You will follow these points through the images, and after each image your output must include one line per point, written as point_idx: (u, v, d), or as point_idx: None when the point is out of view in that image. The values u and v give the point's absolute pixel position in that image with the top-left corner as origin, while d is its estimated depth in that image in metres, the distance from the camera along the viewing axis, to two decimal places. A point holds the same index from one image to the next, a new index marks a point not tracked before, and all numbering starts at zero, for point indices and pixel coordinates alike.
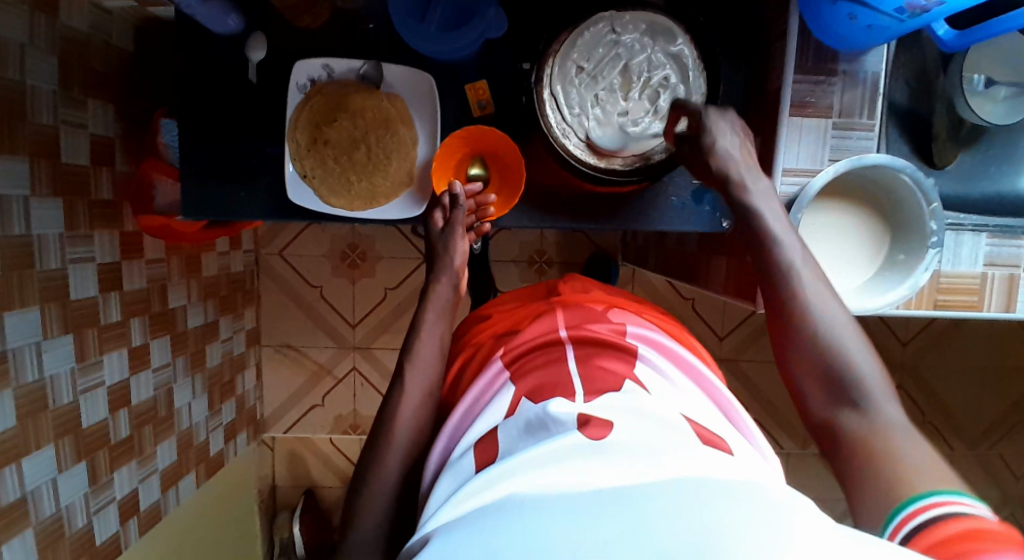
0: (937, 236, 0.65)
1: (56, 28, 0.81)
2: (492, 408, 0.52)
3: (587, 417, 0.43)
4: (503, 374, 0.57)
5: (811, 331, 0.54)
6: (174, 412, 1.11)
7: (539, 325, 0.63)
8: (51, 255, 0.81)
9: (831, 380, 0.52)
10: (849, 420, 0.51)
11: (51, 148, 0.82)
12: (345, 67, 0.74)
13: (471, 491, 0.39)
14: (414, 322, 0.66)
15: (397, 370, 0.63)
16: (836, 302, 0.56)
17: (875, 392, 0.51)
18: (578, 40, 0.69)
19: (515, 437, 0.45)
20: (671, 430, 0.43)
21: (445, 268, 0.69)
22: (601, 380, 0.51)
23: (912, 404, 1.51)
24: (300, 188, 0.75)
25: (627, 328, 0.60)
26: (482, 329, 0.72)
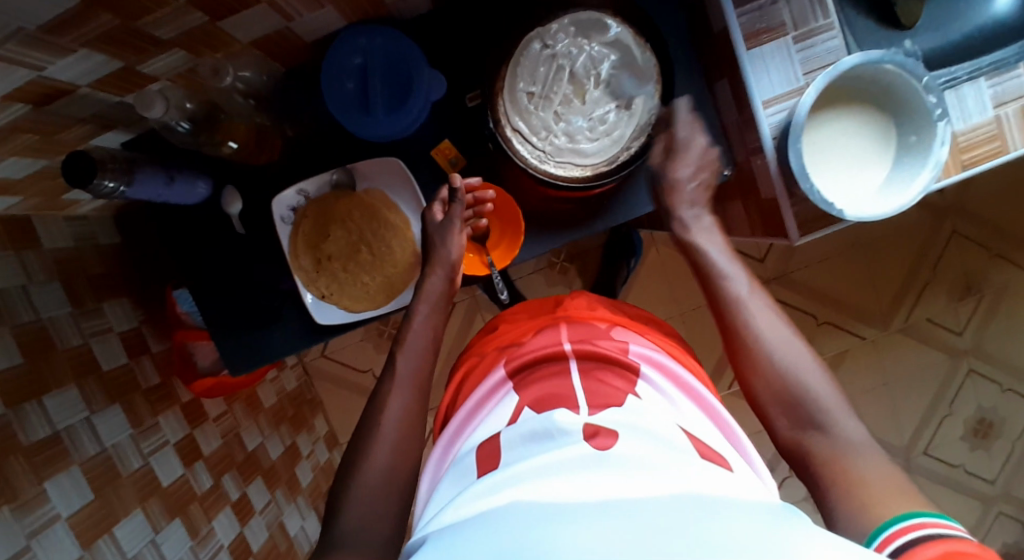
0: (940, 107, 0.62)
1: (47, 255, 0.84)
2: (497, 413, 0.59)
3: (595, 428, 0.49)
4: (507, 384, 0.63)
5: (768, 354, 0.62)
6: (292, 540, 1.15)
7: (544, 337, 0.67)
8: (131, 456, 0.85)
9: (790, 399, 0.60)
10: (814, 442, 0.57)
11: (90, 364, 0.85)
12: (318, 184, 0.74)
13: (476, 494, 0.44)
14: (408, 314, 0.72)
15: (391, 357, 0.70)
16: (784, 325, 0.65)
17: (831, 413, 0.58)
18: (518, 69, 0.69)
19: (519, 444, 0.50)
20: (676, 445, 0.48)
21: (440, 261, 0.72)
22: (603, 395, 0.56)
23: (973, 244, 1.46)
24: (324, 308, 0.76)
25: (630, 346, 0.65)
26: (489, 339, 0.77)
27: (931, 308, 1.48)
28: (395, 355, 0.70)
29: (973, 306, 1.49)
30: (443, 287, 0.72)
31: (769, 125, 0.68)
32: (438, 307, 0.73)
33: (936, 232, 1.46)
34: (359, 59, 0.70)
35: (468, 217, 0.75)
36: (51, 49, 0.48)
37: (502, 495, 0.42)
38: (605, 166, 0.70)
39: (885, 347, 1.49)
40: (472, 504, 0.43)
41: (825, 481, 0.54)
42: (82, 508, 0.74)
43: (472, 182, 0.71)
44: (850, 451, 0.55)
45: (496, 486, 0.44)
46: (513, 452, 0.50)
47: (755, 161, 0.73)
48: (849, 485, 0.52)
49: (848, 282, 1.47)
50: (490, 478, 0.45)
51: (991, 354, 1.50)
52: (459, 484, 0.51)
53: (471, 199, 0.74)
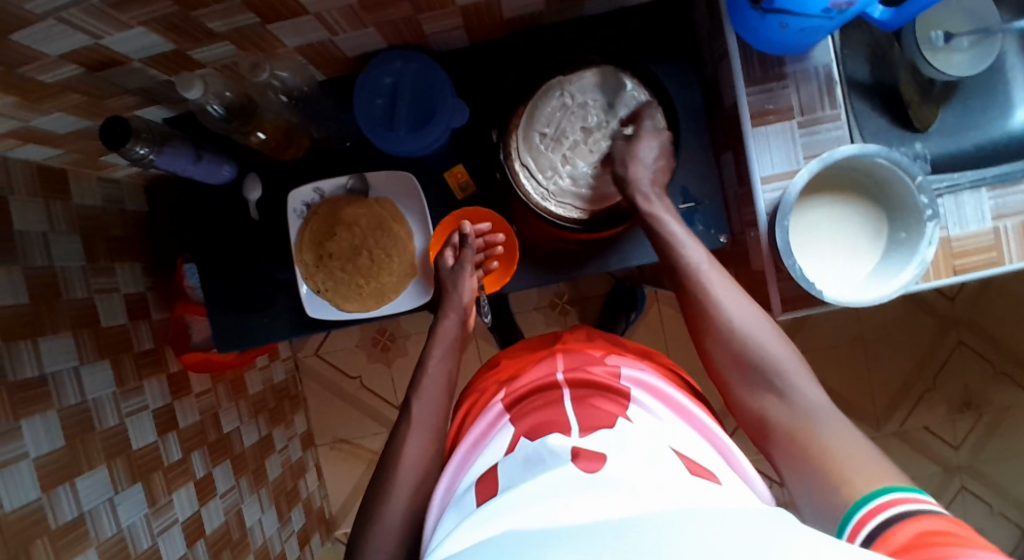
0: (931, 209, 0.64)
1: (73, 210, 0.90)
2: (493, 445, 0.61)
3: (578, 450, 0.51)
4: (504, 416, 0.65)
5: (726, 321, 0.63)
6: (247, 531, 1.14)
7: (542, 367, 0.71)
8: (108, 414, 0.88)
9: (753, 364, 0.60)
10: (775, 409, 0.58)
11: (90, 317, 0.89)
12: (333, 186, 0.79)
13: (473, 525, 0.45)
14: (422, 357, 0.74)
15: (405, 403, 0.72)
16: (741, 293, 0.65)
17: (790, 376, 0.59)
18: (535, 111, 0.73)
19: (517, 471, 0.52)
20: (662, 460, 0.50)
21: (453, 303, 0.77)
22: (596, 418, 0.58)
23: (978, 357, 1.44)
24: (316, 302, 0.79)
25: (622, 371, 0.67)
26: (492, 373, 0.79)
27: (929, 417, 1.45)
28: (410, 401, 0.72)
29: (973, 421, 1.45)
30: (455, 331, 0.76)
31: (765, 201, 0.71)
32: (452, 349, 0.76)
33: (941, 339, 1.44)
34: (390, 80, 0.75)
35: (479, 261, 0.80)
36: (114, 22, 0.53)
37: (498, 525, 0.44)
38: (602, 213, 0.74)
39: (878, 448, 1.45)
40: (470, 534, 0.45)
41: (786, 448, 0.56)
42: (50, 452, 0.77)
43: (481, 229, 0.76)
44: (809, 415, 0.56)
45: (492, 514, 0.46)
46: (510, 476, 0.52)
47: (748, 233, 0.75)
48: (810, 452, 0.54)
49: (846, 374, 1.45)
50: (490, 507, 0.48)
51: (986, 475, 1.46)
52: (461, 512, 0.53)
53: (481, 243, 0.79)
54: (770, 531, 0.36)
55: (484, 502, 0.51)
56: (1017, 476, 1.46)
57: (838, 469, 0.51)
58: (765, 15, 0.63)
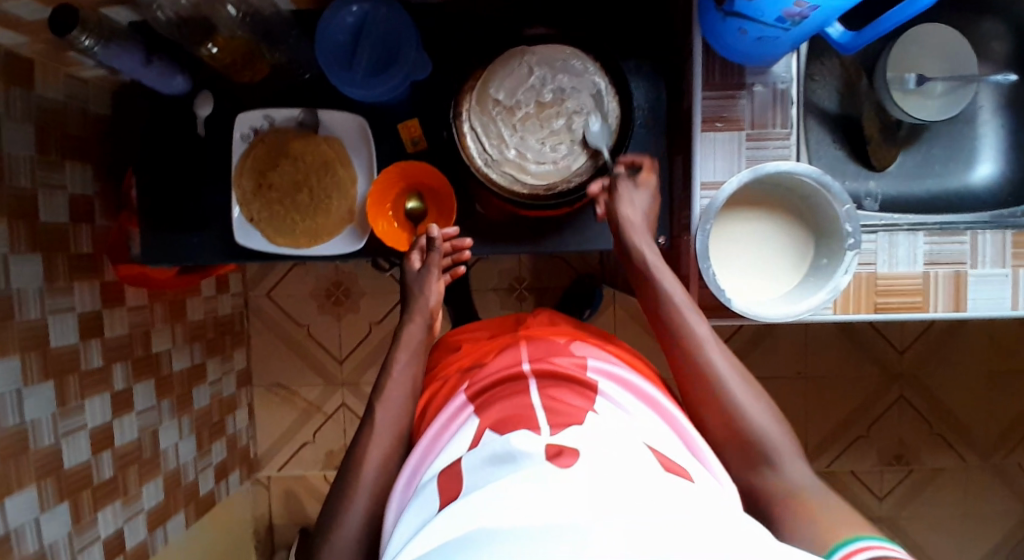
0: (854, 238, 0.65)
1: (31, 99, 0.89)
2: (457, 439, 0.57)
3: (558, 448, 0.48)
4: (468, 408, 0.61)
5: (724, 396, 0.61)
6: (160, 453, 1.14)
7: (507, 356, 0.68)
8: (30, 307, 0.87)
9: (752, 441, 0.59)
10: (766, 478, 0.58)
11: (28, 208, 0.89)
12: (284, 116, 0.78)
13: (441, 519, 0.43)
14: (387, 360, 0.69)
15: (368, 406, 0.67)
16: (738, 365, 0.64)
17: (782, 449, 0.59)
18: (492, 77, 0.73)
19: (479, 468, 0.49)
20: (634, 453, 0.48)
21: (419, 307, 0.74)
22: (563, 413, 0.54)
23: (916, 413, 1.46)
24: (247, 231, 0.79)
25: (589, 363, 0.65)
26: (450, 362, 0.77)
27: (858, 463, 1.46)
28: (372, 404, 0.67)
29: (900, 476, 1.47)
30: (422, 334, 0.73)
31: (700, 206, 0.71)
32: (418, 353, 0.72)
33: (885, 389, 1.45)
34: (353, 18, 0.73)
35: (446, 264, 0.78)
36: None
37: (462, 525, 0.41)
38: (542, 190, 0.73)
39: None
40: (430, 543, 0.40)
41: (772, 514, 0.56)
42: None
43: (446, 231, 0.74)
44: (801, 490, 0.56)
45: (459, 520, 0.42)
46: (474, 478, 0.48)
47: (682, 237, 0.75)
48: (799, 513, 0.53)
49: (786, 409, 1.45)
50: (448, 511, 0.43)
51: (904, 530, 1.48)
52: (424, 513, 0.48)
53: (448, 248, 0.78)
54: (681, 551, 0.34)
55: (444, 505, 0.47)
56: (930, 534, 1.48)
57: (815, 515, 0.52)
58: (725, 17, 0.63)
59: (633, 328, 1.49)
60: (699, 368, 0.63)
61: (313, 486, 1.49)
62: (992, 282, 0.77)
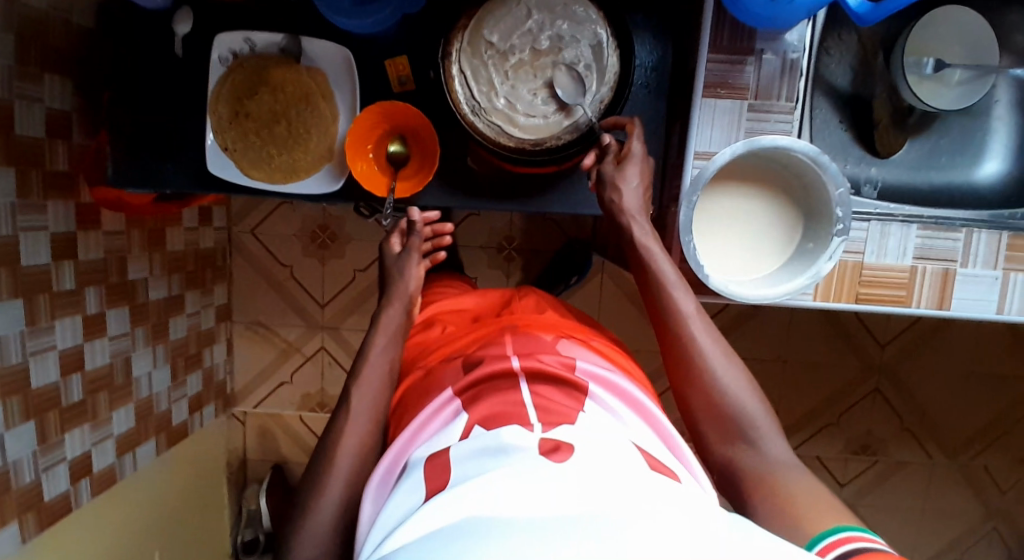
0: (843, 224, 0.63)
1: (13, 5, 0.85)
2: (443, 433, 0.52)
3: (554, 443, 0.45)
4: (453, 402, 0.56)
5: (704, 368, 0.60)
6: (133, 380, 1.14)
7: (493, 345, 0.64)
8: (2, 222, 0.85)
9: (730, 418, 0.59)
10: (744, 457, 0.57)
11: (3, 118, 0.85)
12: (266, 41, 0.74)
13: (426, 508, 0.40)
14: (364, 344, 0.68)
15: (343, 395, 0.64)
16: (723, 344, 0.63)
17: (763, 428, 0.58)
18: (486, 17, 0.68)
19: (467, 458, 0.46)
20: (624, 455, 0.45)
21: (399, 292, 0.73)
22: (552, 411, 0.51)
23: (890, 407, 1.47)
24: (221, 160, 0.76)
25: (577, 362, 0.60)
26: (428, 349, 0.72)
27: (826, 450, 1.48)
28: (348, 390, 0.65)
29: (865, 466, 1.49)
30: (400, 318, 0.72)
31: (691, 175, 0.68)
32: (394, 337, 0.71)
33: (862, 381, 1.45)
34: None
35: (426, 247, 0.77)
36: None
37: (453, 513, 0.38)
38: (529, 144, 0.70)
39: None
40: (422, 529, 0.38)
41: (747, 492, 0.55)
42: None
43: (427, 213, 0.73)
44: (777, 471, 0.55)
45: (450, 504, 0.39)
46: (461, 466, 0.45)
47: (669, 207, 0.72)
48: (772, 495, 0.53)
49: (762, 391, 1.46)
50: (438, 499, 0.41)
51: (863, 518, 1.51)
52: (410, 498, 0.46)
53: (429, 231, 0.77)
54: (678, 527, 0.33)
55: (429, 496, 0.44)
56: (888, 524, 1.52)
57: (789, 499, 0.51)
58: None
59: (619, 298, 1.48)
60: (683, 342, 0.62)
61: (288, 426, 1.50)
62: (979, 282, 0.75)
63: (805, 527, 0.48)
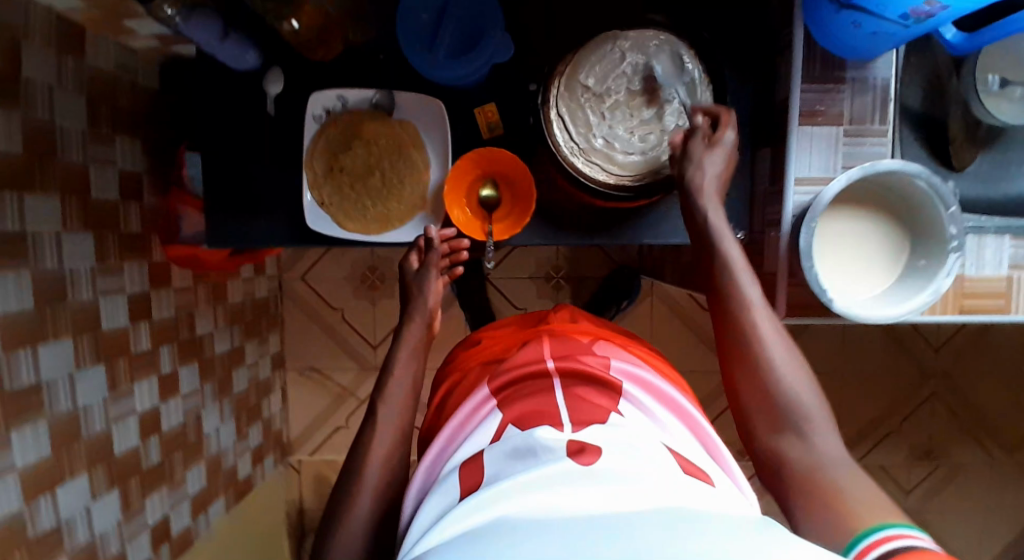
0: (958, 240, 0.63)
1: (82, 68, 0.85)
2: (480, 430, 0.56)
3: (579, 445, 0.47)
4: (489, 404, 0.59)
5: (762, 358, 0.60)
6: (203, 437, 1.13)
7: (528, 351, 0.66)
8: (83, 288, 0.85)
9: (781, 410, 0.59)
10: (793, 450, 0.57)
11: (81, 185, 0.85)
12: (358, 97, 0.75)
13: (466, 509, 0.42)
14: (387, 360, 0.70)
15: (368, 405, 0.67)
16: (783, 333, 0.62)
17: (816, 422, 0.58)
18: (581, 63, 0.71)
19: (503, 461, 0.48)
20: (655, 458, 0.47)
21: (418, 308, 0.73)
22: (586, 410, 0.54)
23: (948, 411, 1.46)
24: (318, 215, 0.76)
25: (613, 362, 0.62)
26: (470, 356, 0.77)
27: (888, 459, 1.47)
28: (374, 405, 0.67)
29: (928, 472, 1.48)
30: (421, 334, 0.72)
31: (794, 202, 0.69)
32: (417, 352, 0.71)
33: (918, 387, 1.45)
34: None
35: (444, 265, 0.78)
36: None
37: (482, 515, 0.41)
38: (629, 180, 0.71)
39: None
40: (451, 530, 0.41)
41: (792, 487, 0.56)
42: (19, 313, 0.73)
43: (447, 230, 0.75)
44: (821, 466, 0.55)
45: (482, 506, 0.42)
46: (497, 469, 0.48)
47: (767, 233, 0.73)
48: (817, 491, 0.53)
49: None
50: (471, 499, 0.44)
51: (933, 526, 1.49)
52: (445, 498, 0.48)
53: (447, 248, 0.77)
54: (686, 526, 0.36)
55: (466, 494, 0.47)
56: (957, 531, 1.50)
57: (836, 496, 0.52)
58: (840, 10, 0.60)
59: (671, 319, 1.48)
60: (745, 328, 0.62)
61: None
62: None
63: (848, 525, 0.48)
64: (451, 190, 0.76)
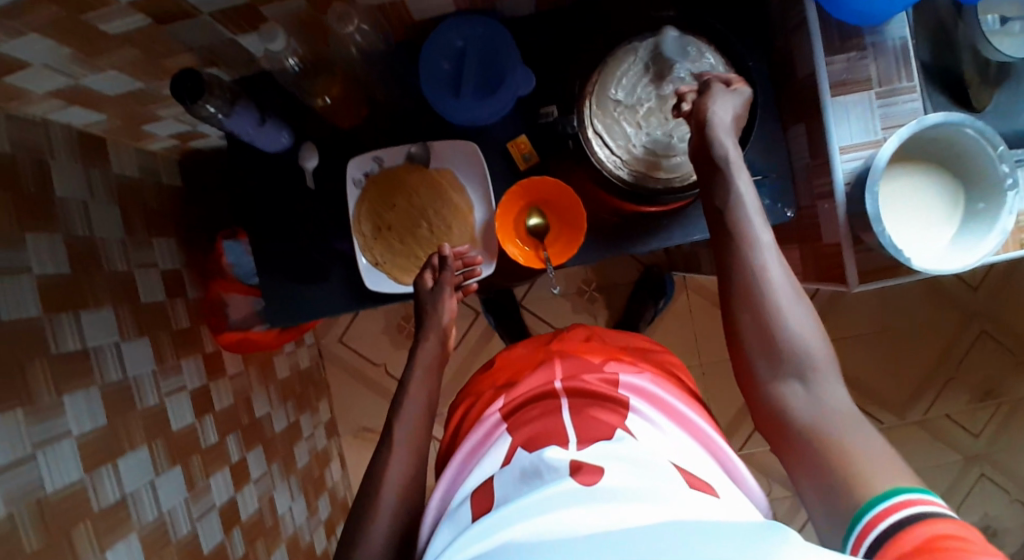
0: (1012, 177, 0.64)
1: (110, 179, 0.86)
2: (490, 456, 0.58)
3: (579, 464, 0.48)
4: (500, 428, 0.62)
5: (773, 308, 0.55)
6: (279, 519, 1.12)
7: (537, 375, 0.68)
8: (149, 392, 0.85)
9: (790, 363, 0.54)
10: (792, 396, 0.54)
11: (129, 292, 0.86)
12: (394, 154, 0.76)
13: (472, 535, 0.44)
14: (404, 379, 0.67)
15: (386, 423, 0.64)
16: (791, 279, 0.57)
17: (822, 368, 0.54)
18: (607, 79, 0.72)
19: (511, 487, 0.50)
20: (660, 471, 0.48)
21: (433, 325, 0.71)
22: (594, 429, 0.55)
23: (1001, 347, 1.45)
24: (375, 275, 0.77)
25: (620, 378, 0.64)
26: (484, 382, 0.76)
27: (952, 406, 1.46)
28: (391, 420, 0.64)
29: (993, 411, 1.47)
30: (436, 353, 0.70)
31: (843, 170, 0.70)
32: (433, 371, 0.69)
33: (966, 328, 1.45)
34: (461, 43, 0.73)
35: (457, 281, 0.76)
36: None
37: (489, 541, 0.42)
38: (677, 181, 0.71)
39: (904, 436, 1.46)
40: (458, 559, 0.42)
41: (799, 450, 0.51)
42: (92, 431, 0.74)
43: (459, 247, 0.74)
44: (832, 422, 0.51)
45: (485, 533, 0.44)
46: (505, 495, 0.49)
47: (820, 206, 0.73)
48: (824, 451, 0.50)
49: (872, 365, 1.46)
50: (477, 527, 0.45)
51: (1012, 464, 1.47)
52: (455, 528, 0.50)
53: (460, 264, 0.75)
54: (687, 536, 0.37)
55: (478, 517, 0.48)
56: None
57: (850, 457, 0.48)
58: None
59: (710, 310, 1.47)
60: (751, 276, 0.57)
61: None
62: None
63: (856, 494, 0.45)
64: (500, 225, 0.77)
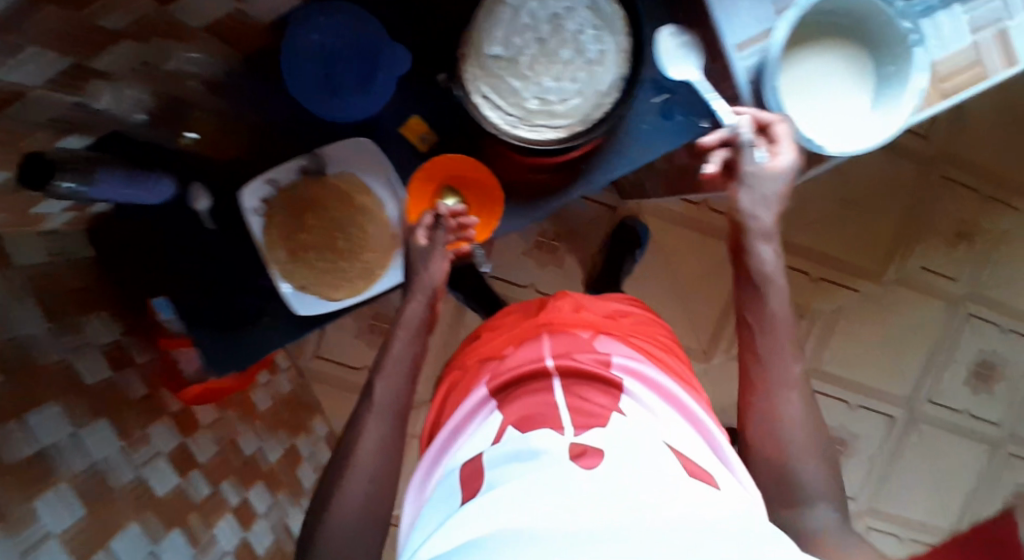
0: (916, 33, 0.60)
1: (20, 272, 0.81)
2: (479, 433, 0.57)
3: (582, 448, 0.48)
4: (490, 405, 0.60)
5: (781, 411, 0.59)
6: None
7: (527, 350, 0.64)
8: (123, 470, 0.83)
9: (787, 475, 0.57)
10: (799, 520, 0.55)
11: (76, 381, 0.82)
12: (286, 172, 0.72)
13: (464, 517, 0.44)
14: (384, 342, 0.66)
15: (367, 383, 0.64)
16: (806, 398, 0.60)
17: (819, 493, 0.56)
18: (479, 37, 0.66)
19: (500, 465, 0.49)
20: (661, 462, 0.47)
21: (420, 285, 0.68)
22: (585, 415, 0.53)
23: (962, 188, 1.44)
24: (303, 299, 0.74)
25: (612, 358, 0.61)
26: (469, 349, 0.74)
27: (926, 258, 1.46)
28: (371, 378, 0.64)
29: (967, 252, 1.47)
30: (422, 314, 0.67)
31: (744, 69, 0.66)
32: (418, 335, 0.67)
33: (924, 178, 1.43)
34: (317, 37, 0.67)
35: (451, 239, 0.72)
36: None
37: (479, 528, 0.43)
38: (579, 125, 0.67)
39: (883, 300, 1.48)
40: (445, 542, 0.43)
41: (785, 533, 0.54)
42: (75, 526, 0.73)
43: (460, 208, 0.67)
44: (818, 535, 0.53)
45: (475, 516, 0.44)
46: (493, 473, 0.48)
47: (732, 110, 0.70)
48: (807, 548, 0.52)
49: (843, 239, 1.45)
50: (468, 507, 0.45)
51: (994, 298, 1.49)
52: (448, 506, 0.50)
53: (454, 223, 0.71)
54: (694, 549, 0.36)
55: (466, 500, 0.48)
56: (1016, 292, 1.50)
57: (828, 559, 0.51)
58: None
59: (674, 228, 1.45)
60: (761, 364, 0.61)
61: None
62: None
63: None
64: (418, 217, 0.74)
